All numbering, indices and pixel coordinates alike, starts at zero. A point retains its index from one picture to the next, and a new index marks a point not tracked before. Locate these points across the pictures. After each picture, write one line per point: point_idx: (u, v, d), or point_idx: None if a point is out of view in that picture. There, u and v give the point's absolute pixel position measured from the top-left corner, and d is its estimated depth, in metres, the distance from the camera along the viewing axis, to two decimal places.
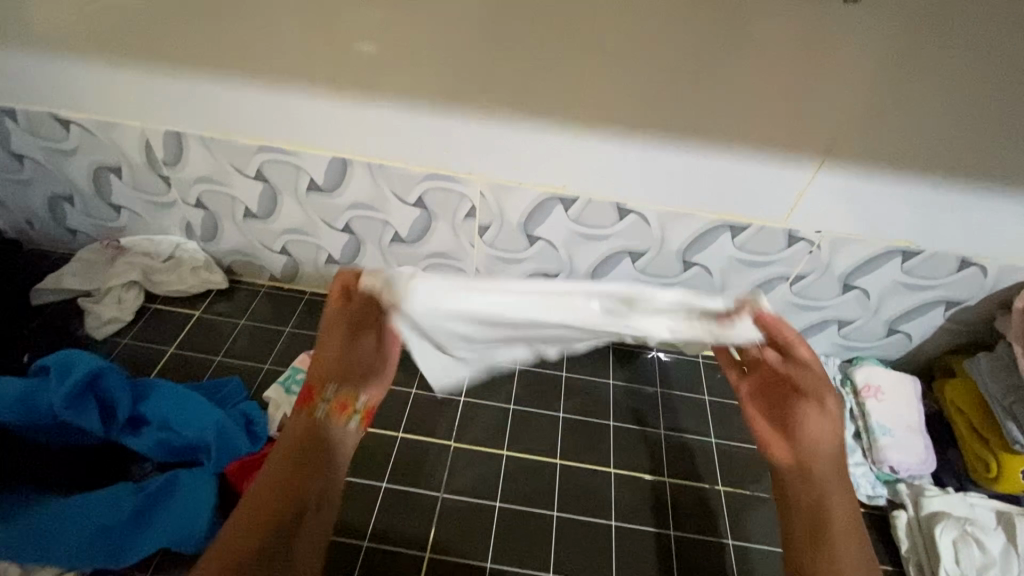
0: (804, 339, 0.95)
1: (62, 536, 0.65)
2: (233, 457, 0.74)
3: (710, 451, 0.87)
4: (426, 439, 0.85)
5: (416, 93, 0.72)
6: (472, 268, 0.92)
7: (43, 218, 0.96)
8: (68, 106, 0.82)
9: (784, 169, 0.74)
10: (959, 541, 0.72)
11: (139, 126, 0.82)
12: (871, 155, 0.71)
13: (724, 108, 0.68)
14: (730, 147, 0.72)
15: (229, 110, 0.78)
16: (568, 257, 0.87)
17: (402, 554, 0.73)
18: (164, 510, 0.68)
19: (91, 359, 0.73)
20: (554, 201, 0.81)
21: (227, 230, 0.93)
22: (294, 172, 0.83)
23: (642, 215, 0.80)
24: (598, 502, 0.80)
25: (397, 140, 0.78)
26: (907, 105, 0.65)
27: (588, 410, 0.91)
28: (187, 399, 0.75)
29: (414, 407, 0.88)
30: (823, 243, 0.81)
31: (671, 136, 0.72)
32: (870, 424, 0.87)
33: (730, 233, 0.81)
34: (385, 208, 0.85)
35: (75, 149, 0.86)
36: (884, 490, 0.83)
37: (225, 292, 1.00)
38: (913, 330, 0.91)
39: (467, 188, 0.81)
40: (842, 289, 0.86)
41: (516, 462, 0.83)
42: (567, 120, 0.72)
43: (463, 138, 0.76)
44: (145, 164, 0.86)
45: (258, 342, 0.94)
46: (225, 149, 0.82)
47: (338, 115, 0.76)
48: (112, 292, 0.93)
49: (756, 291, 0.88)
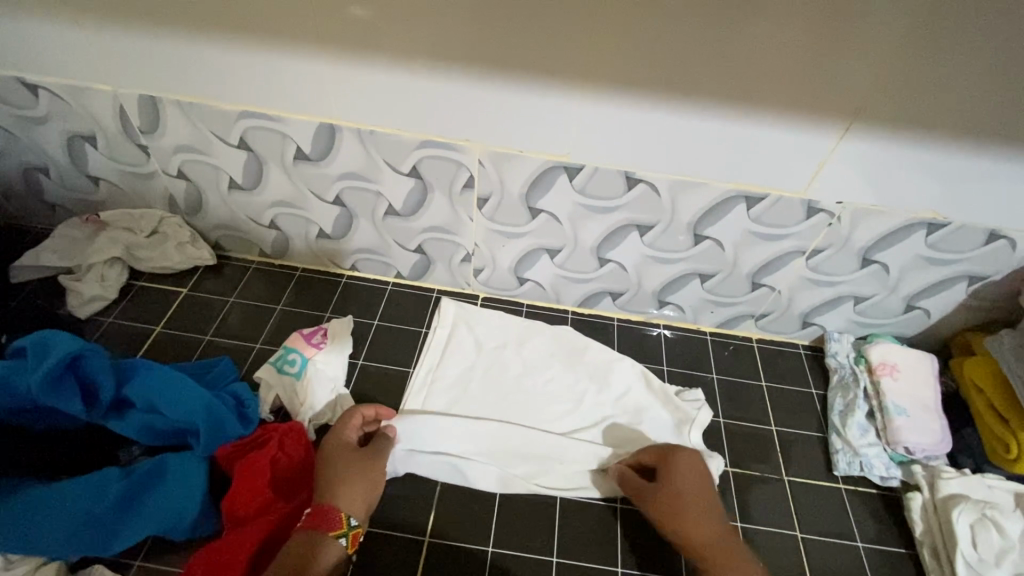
0: (817, 316, 0.91)
1: (43, 526, 0.62)
2: (225, 441, 0.71)
3: (718, 430, 0.85)
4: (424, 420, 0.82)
5: (408, 52, 0.67)
6: (472, 243, 0.88)
7: (19, 190, 0.92)
8: (34, 69, 0.76)
9: (805, 134, 0.69)
10: (976, 525, 0.70)
11: (111, 91, 0.76)
12: (901, 118, 0.66)
13: (741, 67, 0.63)
14: (748, 110, 0.67)
15: (206, 73, 0.73)
16: (572, 230, 0.82)
17: (403, 538, 0.71)
18: (152, 496, 0.66)
19: (70, 340, 0.67)
20: (557, 170, 0.75)
21: (212, 203, 0.89)
22: (280, 140, 0.78)
23: (652, 185, 0.75)
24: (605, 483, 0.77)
25: (387, 104, 0.72)
26: (943, 62, 0.60)
27: (592, 388, 0.87)
28: (174, 382, 0.71)
29: (410, 385, 0.85)
30: (843, 216, 0.76)
31: (683, 98, 0.67)
32: (885, 404, 0.83)
33: (745, 204, 0.76)
34: (377, 178, 0.80)
35: (45, 117, 0.81)
36: (898, 471, 0.81)
37: (213, 268, 0.96)
38: (933, 305, 0.87)
39: (465, 157, 0.76)
40: (860, 263, 0.82)
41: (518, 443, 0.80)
42: (570, 81, 0.67)
43: (460, 104, 0.71)
44: (121, 133, 0.81)
45: (248, 321, 0.90)
46: (204, 116, 0.77)
47: (324, 78, 0.71)
48: (93, 269, 0.89)
49: (769, 267, 0.84)
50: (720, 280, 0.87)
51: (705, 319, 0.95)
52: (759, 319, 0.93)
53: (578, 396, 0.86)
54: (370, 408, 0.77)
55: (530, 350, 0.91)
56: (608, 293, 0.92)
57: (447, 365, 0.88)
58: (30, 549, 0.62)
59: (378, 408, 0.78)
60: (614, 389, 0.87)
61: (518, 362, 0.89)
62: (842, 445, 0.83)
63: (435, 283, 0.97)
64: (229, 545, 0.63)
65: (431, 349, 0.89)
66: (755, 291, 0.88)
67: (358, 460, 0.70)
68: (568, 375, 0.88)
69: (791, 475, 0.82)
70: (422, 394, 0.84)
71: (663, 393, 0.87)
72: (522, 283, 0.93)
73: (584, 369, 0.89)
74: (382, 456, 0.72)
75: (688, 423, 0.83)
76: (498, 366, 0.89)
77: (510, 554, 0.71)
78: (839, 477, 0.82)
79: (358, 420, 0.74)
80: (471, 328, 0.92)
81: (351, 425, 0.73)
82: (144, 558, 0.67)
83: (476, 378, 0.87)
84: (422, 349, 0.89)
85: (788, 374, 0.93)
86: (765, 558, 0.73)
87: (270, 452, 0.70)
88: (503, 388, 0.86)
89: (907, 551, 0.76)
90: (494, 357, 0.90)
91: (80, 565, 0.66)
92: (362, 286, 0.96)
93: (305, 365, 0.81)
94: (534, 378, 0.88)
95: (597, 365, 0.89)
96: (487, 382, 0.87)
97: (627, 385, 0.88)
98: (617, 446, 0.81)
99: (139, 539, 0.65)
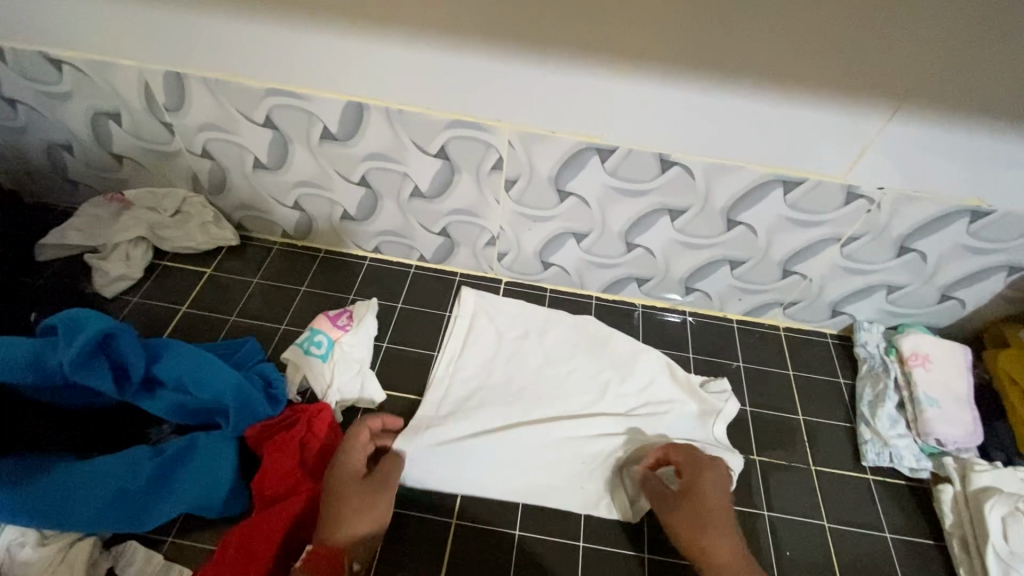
0: (847, 305, 0.89)
1: (78, 504, 0.62)
2: (253, 421, 0.72)
3: (743, 419, 0.85)
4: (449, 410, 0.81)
5: (440, 27, 0.65)
6: (497, 227, 0.86)
7: (43, 168, 0.91)
8: (58, 43, 0.75)
9: (851, 117, 0.66)
10: (1008, 518, 0.68)
11: (135, 66, 0.75)
12: (952, 101, 0.63)
13: (786, 45, 0.61)
14: (791, 92, 0.65)
15: (232, 48, 0.71)
16: (600, 215, 0.81)
17: (431, 520, 0.71)
18: (184, 474, 0.66)
19: (100, 319, 0.66)
20: (589, 152, 0.74)
21: (236, 182, 0.88)
22: (305, 119, 0.77)
23: (686, 168, 0.73)
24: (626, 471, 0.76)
25: (416, 81, 0.71)
26: (1001, 40, 0.57)
27: (615, 379, 0.86)
28: (203, 361, 0.71)
29: (432, 376, 0.84)
30: (884, 202, 0.74)
31: (724, 78, 0.65)
32: (916, 395, 0.82)
33: (782, 189, 0.74)
34: (404, 159, 0.79)
35: (69, 93, 0.80)
36: (928, 463, 0.79)
37: (236, 248, 0.95)
38: (968, 295, 0.84)
39: (494, 137, 0.74)
40: (896, 252, 0.80)
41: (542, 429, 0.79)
42: (608, 60, 0.65)
43: (492, 82, 0.69)
44: (145, 110, 0.80)
45: (272, 302, 0.90)
46: (229, 93, 0.75)
47: (353, 53, 0.69)
48: (119, 248, 0.88)
49: (802, 254, 0.82)
50: (750, 267, 0.85)
51: (731, 306, 0.93)
52: (787, 308, 0.92)
53: (601, 386, 0.85)
54: (376, 420, 0.74)
55: (552, 337, 0.90)
56: (634, 279, 0.91)
57: (471, 354, 0.87)
58: (65, 526, 0.62)
59: (383, 418, 0.75)
60: (637, 378, 0.86)
61: (540, 350, 0.88)
62: (871, 436, 0.82)
63: (458, 266, 0.96)
64: (261, 527, 0.63)
65: (452, 339, 0.88)
66: (786, 278, 0.86)
67: (368, 488, 0.66)
68: (591, 364, 0.87)
69: (817, 464, 0.81)
70: (443, 380, 0.84)
71: (688, 385, 0.85)
72: (546, 268, 0.92)
73: (608, 358, 0.88)
74: (391, 481, 0.68)
75: (713, 415, 0.82)
76: (520, 352, 0.88)
77: (534, 536, 0.72)
78: (867, 468, 0.81)
79: (366, 436, 0.71)
80: (491, 314, 0.91)
81: (360, 444, 0.70)
82: (177, 534, 0.68)
83: (498, 366, 0.86)
84: (444, 339, 0.88)
85: (815, 362, 0.92)
86: (789, 546, 0.73)
87: (297, 435, 0.70)
88: (526, 378, 0.85)
89: (935, 543, 0.75)
90: (516, 345, 0.88)
91: (114, 540, 0.67)
92: (385, 269, 0.95)
93: (331, 348, 0.80)
94: (556, 365, 0.87)
95: (621, 353, 0.88)
96: (509, 372, 0.86)
97: (653, 375, 0.86)
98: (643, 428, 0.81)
99: (172, 516, 0.66)
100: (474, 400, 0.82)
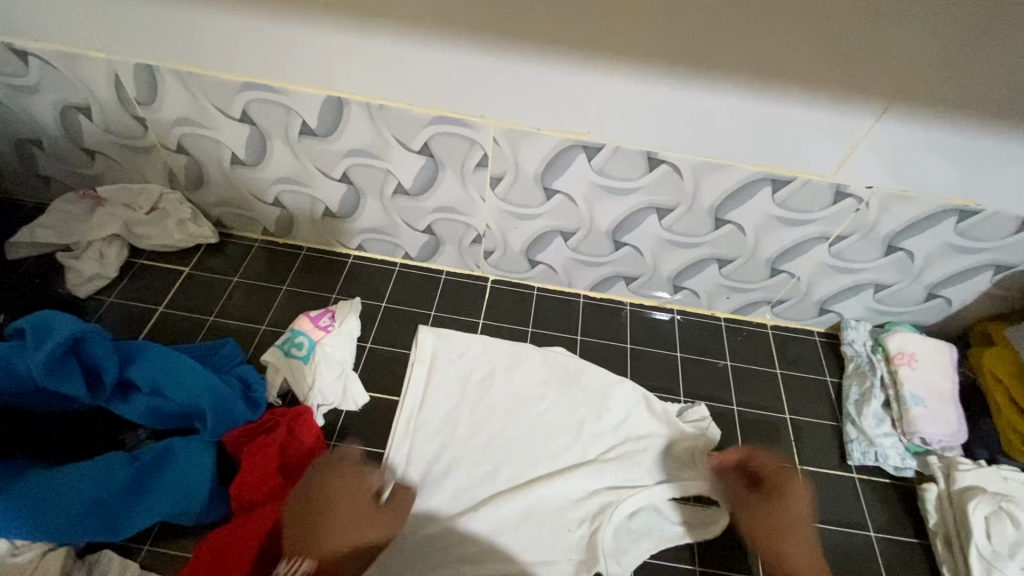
0: (835, 303, 0.89)
1: (48, 513, 0.60)
2: (231, 425, 0.70)
3: (731, 418, 0.84)
4: (421, 443, 0.76)
5: (423, 20, 0.63)
6: (483, 224, 0.85)
7: (12, 163, 0.88)
8: (23, 34, 0.72)
9: (839, 115, 0.65)
10: (991, 517, 0.69)
11: (105, 59, 0.72)
12: (941, 100, 0.62)
13: (774, 41, 0.59)
14: (782, 88, 0.63)
15: (205, 40, 0.69)
16: (587, 213, 0.80)
17: (416, 523, 0.71)
18: (160, 482, 0.64)
19: (71, 321, 0.65)
20: (576, 149, 0.72)
21: (214, 179, 0.85)
22: (284, 114, 0.74)
23: (674, 166, 0.72)
24: (587, 572, 0.68)
25: (398, 75, 0.68)
26: (991, 39, 0.57)
27: (590, 417, 0.81)
28: (180, 365, 0.69)
29: (397, 426, 0.77)
30: (872, 201, 0.73)
31: (712, 74, 0.63)
32: (902, 393, 0.82)
33: (770, 187, 0.73)
34: (386, 155, 0.77)
35: (35, 86, 0.77)
36: (913, 462, 0.80)
37: (215, 247, 0.93)
38: (954, 294, 0.84)
39: (479, 134, 0.72)
40: (885, 251, 0.79)
41: (526, 462, 0.76)
42: (594, 57, 0.64)
43: (475, 77, 0.67)
44: (116, 104, 0.77)
45: (252, 302, 0.88)
46: (204, 86, 0.73)
47: (332, 46, 0.67)
48: (92, 246, 0.86)
49: (791, 252, 0.81)
50: (738, 265, 0.84)
51: (719, 304, 0.93)
52: (775, 306, 0.91)
53: (576, 426, 0.80)
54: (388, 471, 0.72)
55: (521, 374, 0.84)
56: (622, 277, 0.90)
57: (450, 363, 0.84)
58: (36, 536, 0.60)
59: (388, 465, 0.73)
60: (613, 415, 0.81)
61: (507, 390, 0.82)
62: (857, 434, 0.82)
63: (444, 265, 0.94)
64: (238, 533, 0.62)
65: (412, 387, 0.80)
66: (773, 276, 0.86)
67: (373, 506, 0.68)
68: (564, 404, 0.82)
69: (803, 463, 0.81)
70: (418, 393, 0.80)
71: (665, 416, 0.81)
72: (533, 266, 0.91)
73: (592, 368, 0.85)
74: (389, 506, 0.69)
75: (694, 445, 0.78)
76: (497, 378, 0.83)
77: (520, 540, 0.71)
78: (852, 466, 0.81)
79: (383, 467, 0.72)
80: (454, 351, 0.85)
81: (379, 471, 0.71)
82: (153, 542, 0.67)
83: (475, 377, 0.83)
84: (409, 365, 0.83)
85: (802, 360, 0.91)
86: None
87: (278, 438, 0.69)
88: (494, 426, 0.79)
89: (919, 541, 0.75)
90: (481, 388, 0.82)
91: (87, 550, 0.65)
92: (369, 267, 0.93)
93: (313, 349, 0.78)
94: (528, 407, 0.81)
95: (595, 387, 0.83)
96: (476, 419, 0.80)
97: (627, 411, 0.82)
98: (623, 485, 0.75)
99: (148, 524, 0.64)
100: (452, 413, 0.80)
